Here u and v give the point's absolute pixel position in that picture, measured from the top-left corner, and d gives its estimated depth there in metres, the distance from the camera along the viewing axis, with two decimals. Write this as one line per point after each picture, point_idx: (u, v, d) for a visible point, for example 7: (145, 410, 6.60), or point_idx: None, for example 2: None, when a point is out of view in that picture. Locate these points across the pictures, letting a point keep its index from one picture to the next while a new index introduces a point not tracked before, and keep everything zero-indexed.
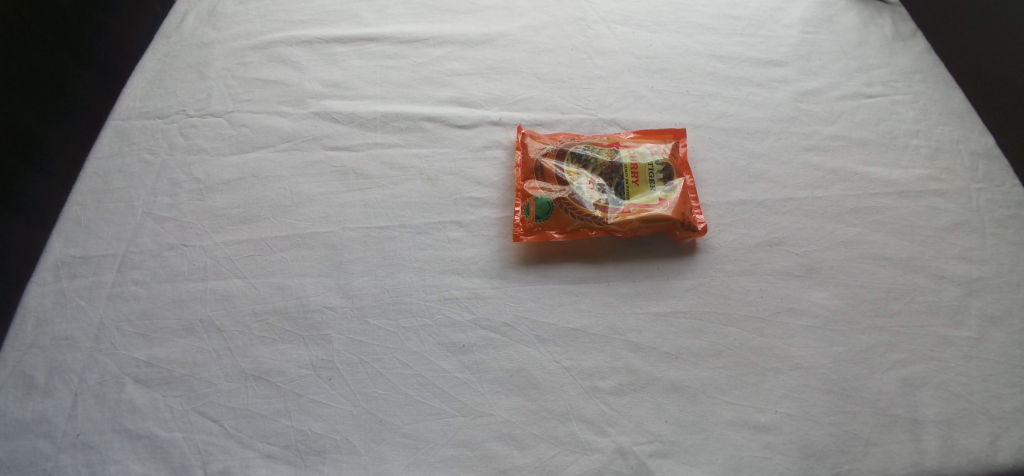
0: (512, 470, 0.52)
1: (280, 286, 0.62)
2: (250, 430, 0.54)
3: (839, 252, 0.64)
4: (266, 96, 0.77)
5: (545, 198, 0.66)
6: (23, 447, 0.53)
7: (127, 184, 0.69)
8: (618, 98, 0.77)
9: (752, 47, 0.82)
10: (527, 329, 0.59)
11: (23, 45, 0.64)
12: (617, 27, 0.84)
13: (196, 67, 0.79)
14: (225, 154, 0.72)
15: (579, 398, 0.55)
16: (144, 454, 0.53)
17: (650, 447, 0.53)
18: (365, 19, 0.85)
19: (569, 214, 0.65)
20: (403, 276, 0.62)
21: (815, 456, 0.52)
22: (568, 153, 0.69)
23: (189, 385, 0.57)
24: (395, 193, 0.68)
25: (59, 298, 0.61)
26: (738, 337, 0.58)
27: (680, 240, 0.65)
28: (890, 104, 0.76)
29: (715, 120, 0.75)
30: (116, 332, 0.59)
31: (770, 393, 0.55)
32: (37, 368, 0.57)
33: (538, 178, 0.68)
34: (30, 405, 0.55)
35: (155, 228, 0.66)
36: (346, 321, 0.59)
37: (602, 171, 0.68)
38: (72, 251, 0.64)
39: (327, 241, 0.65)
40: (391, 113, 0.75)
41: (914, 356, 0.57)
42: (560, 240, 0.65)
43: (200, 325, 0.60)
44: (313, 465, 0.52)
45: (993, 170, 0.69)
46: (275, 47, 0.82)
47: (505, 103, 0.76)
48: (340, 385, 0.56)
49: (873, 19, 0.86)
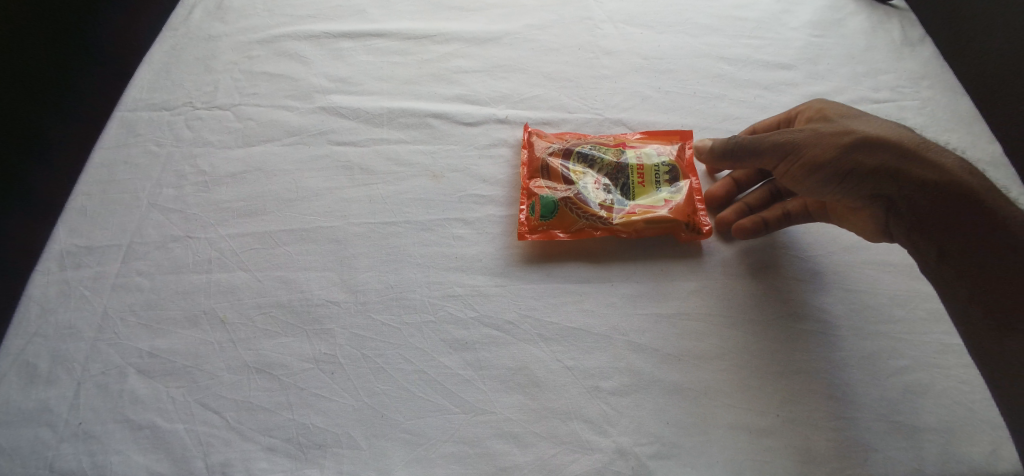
0: (512, 468, 0.52)
1: (283, 279, 0.62)
2: (251, 423, 0.54)
3: (844, 257, 0.64)
4: (272, 90, 0.76)
5: (550, 197, 0.65)
6: (26, 435, 0.54)
7: (132, 175, 0.69)
8: (625, 98, 0.77)
9: (759, 50, 0.82)
10: (529, 328, 0.58)
11: (16, 43, 0.66)
12: (625, 27, 0.84)
13: (203, 60, 0.79)
14: (230, 147, 0.72)
15: (581, 398, 0.55)
16: (146, 445, 0.54)
17: (651, 448, 0.53)
18: (371, 15, 0.84)
19: (574, 214, 0.65)
20: (406, 272, 0.62)
21: (816, 461, 0.52)
22: (575, 153, 0.69)
23: (191, 377, 0.57)
24: (400, 190, 0.68)
25: (63, 288, 0.61)
26: (740, 341, 0.58)
27: (684, 241, 0.65)
28: (896, 110, 0.76)
29: (721, 123, 0.75)
30: (119, 323, 0.60)
31: (772, 396, 0.55)
32: (39, 357, 0.57)
33: (543, 177, 0.68)
34: (32, 393, 0.56)
35: (159, 220, 0.66)
36: (348, 317, 0.59)
37: (608, 171, 0.68)
38: (76, 241, 0.64)
39: (331, 236, 0.65)
40: (397, 110, 0.75)
41: (917, 363, 0.57)
42: (564, 239, 0.65)
43: (204, 317, 0.60)
44: (314, 459, 0.53)
45: (998, 179, 0.70)
46: (283, 41, 0.81)
47: (511, 102, 0.76)
48: (341, 380, 0.56)
49: (883, 23, 0.85)
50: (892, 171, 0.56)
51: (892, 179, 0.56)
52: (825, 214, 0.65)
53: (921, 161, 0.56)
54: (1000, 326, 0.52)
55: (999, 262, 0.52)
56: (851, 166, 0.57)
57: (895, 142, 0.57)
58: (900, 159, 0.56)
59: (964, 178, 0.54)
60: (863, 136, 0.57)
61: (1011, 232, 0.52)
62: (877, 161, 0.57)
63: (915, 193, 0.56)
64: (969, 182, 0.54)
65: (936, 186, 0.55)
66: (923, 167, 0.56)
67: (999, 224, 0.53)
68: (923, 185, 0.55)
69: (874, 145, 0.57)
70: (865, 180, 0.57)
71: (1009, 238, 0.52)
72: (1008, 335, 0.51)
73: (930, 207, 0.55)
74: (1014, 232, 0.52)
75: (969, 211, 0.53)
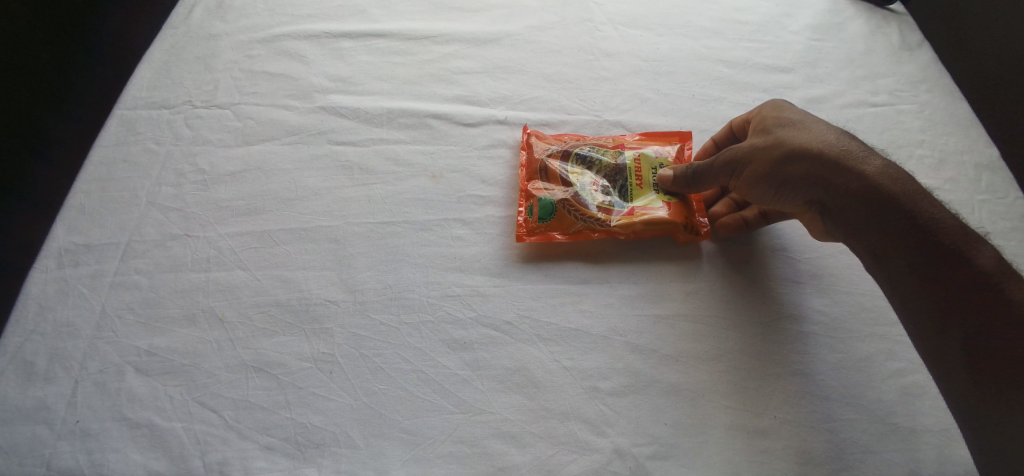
0: (511, 468, 0.52)
1: (283, 279, 0.62)
2: (250, 422, 0.54)
3: (842, 259, 0.64)
4: (272, 90, 0.76)
5: (548, 199, 0.65)
6: (23, 433, 0.54)
7: (132, 173, 0.69)
8: (624, 100, 0.77)
9: (758, 53, 0.82)
10: (528, 328, 0.59)
11: (18, 38, 0.65)
12: (625, 29, 0.84)
13: (203, 59, 0.79)
14: (229, 146, 0.72)
15: (579, 398, 0.55)
16: (144, 443, 0.54)
17: (649, 449, 0.53)
18: (371, 15, 0.84)
19: (572, 216, 0.65)
20: (405, 271, 0.62)
21: (813, 463, 0.52)
22: (573, 154, 0.69)
23: (190, 376, 0.57)
24: (400, 190, 0.68)
25: (62, 286, 0.61)
26: (738, 342, 0.58)
27: (682, 243, 0.65)
28: (895, 113, 0.76)
29: (720, 126, 0.75)
30: (118, 321, 0.60)
31: (770, 398, 0.55)
32: (37, 355, 0.57)
33: (542, 179, 0.68)
34: (29, 390, 0.56)
35: (158, 218, 0.66)
36: (348, 316, 0.59)
37: (606, 173, 0.68)
38: (75, 239, 0.64)
39: (330, 235, 0.65)
40: (397, 110, 0.75)
41: (913, 365, 0.57)
42: (562, 241, 0.65)
43: (202, 316, 0.60)
44: (313, 458, 0.53)
45: (995, 183, 0.70)
46: (284, 40, 0.81)
47: (511, 103, 0.76)
48: (340, 379, 0.56)
49: (881, 27, 0.85)
50: (822, 182, 0.55)
51: (823, 189, 0.55)
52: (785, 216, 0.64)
53: (850, 168, 0.54)
54: (933, 331, 0.50)
55: (928, 269, 0.50)
56: (783, 178, 0.56)
57: (825, 151, 0.55)
58: (828, 168, 0.55)
59: (893, 184, 0.52)
60: (795, 147, 0.56)
61: (939, 238, 0.50)
62: (807, 171, 0.55)
63: (845, 201, 0.54)
64: (898, 188, 0.52)
65: (865, 193, 0.53)
66: (852, 175, 0.54)
67: (927, 230, 0.50)
68: (851, 194, 0.53)
69: (806, 155, 0.55)
70: (799, 191, 0.56)
71: (937, 245, 0.50)
72: (943, 340, 0.50)
73: (859, 215, 0.53)
74: (942, 238, 0.50)
75: (896, 218, 0.52)
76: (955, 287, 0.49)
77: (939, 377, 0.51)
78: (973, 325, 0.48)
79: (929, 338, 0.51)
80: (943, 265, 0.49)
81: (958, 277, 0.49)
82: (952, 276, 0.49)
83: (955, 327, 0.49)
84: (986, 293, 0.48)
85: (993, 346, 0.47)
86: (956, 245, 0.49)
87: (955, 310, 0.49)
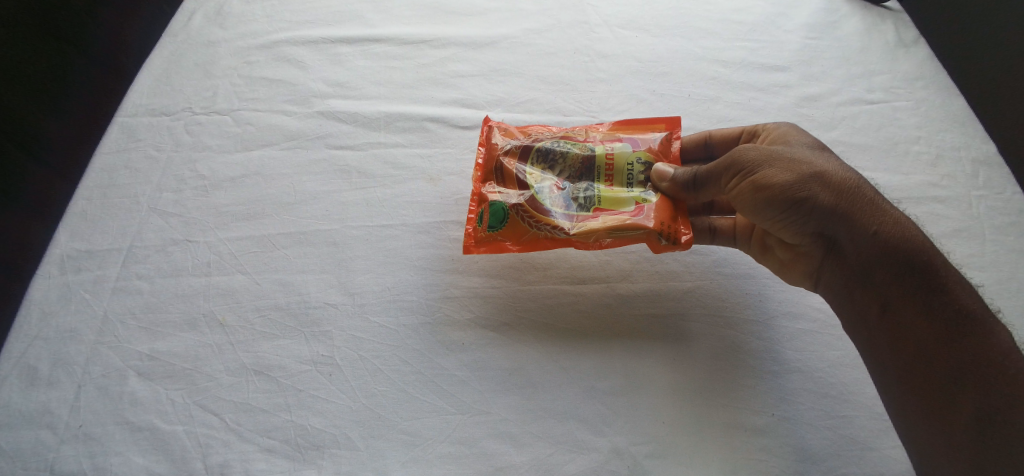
0: (509, 468, 0.52)
1: (281, 282, 0.63)
2: (250, 424, 0.55)
3: None
4: (271, 95, 0.77)
5: (499, 203, 0.60)
6: (26, 437, 0.54)
7: (133, 179, 0.70)
8: (620, 101, 0.78)
9: (754, 53, 0.82)
10: (524, 328, 0.59)
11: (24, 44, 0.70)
12: (620, 31, 0.84)
13: (202, 66, 0.79)
14: (229, 152, 0.73)
15: (577, 397, 0.55)
16: (145, 446, 0.54)
17: (647, 447, 0.53)
18: (368, 20, 0.85)
19: (525, 224, 0.59)
20: (403, 274, 0.63)
21: (811, 460, 0.53)
22: (534, 152, 0.64)
23: (190, 379, 0.57)
24: (396, 193, 0.69)
25: (63, 292, 0.62)
26: (735, 341, 0.59)
27: (660, 250, 0.60)
28: (891, 111, 0.77)
29: (716, 125, 0.76)
30: (119, 326, 0.60)
31: (768, 395, 0.56)
32: (40, 360, 0.58)
33: (497, 180, 0.63)
34: (33, 395, 0.56)
35: (159, 224, 0.67)
36: (346, 319, 0.60)
37: (570, 173, 0.63)
38: (76, 246, 0.65)
39: (329, 239, 0.65)
40: (394, 114, 0.75)
41: None
42: (514, 250, 0.61)
43: (203, 320, 0.61)
44: (313, 460, 0.53)
45: (993, 178, 0.70)
46: (282, 47, 0.82)
47: (508, 106, 0.77)
48: (339, 381, 0.57)
49: (877, 24, 0.85)
50: (844, 209, 0.52)
51: (842, 219, 0.52)
52: (754, 246, 0.62)
53: (872, 204, 0.53)
54: (930, 371, 0.49)
55: (939, 304, 0.49)
56: (807, 196, 0.52)
57: (852, 183, 0.53)
58: (854, 199, 0.53)
59: (911, 229, 0.52)
60: (824, 171, 0.53)
61: (954, 286, 0.50)
62: (832, 195, 0.52)
63: (859, 234, 0.52)
64: (921, 237, 0.52)
65: (886, 231, 0.52)
66: (877, 213, 0.52)
67: (946, 279, 0.50)
68: (869, 229, 0.52)
69: (833, 182, 0.53)
70: (814, 214, 0.53)
71: (952, 291, 0.50)
72: (936, 388, 0.48)
73: (876, 249, 0.52)
74: (956, 286, 0.50)
75: (911, 258, 0.51)
76: (959, 328, 0.48)
77: (919, 417, 0.50)
78: (980, 361, 0.47)
79: (918, 382, 0.49)
80: (954, 314, 0.49)
81: (965, 318, 0.48)
82: (964, 318, 0.48)
83: (954, 373, 0.48)
84: (994, 348, 0.47)
85: (994, 390, 0.46)
86: (968, 293, 0.50)
87: (958, 359, 0.48)
